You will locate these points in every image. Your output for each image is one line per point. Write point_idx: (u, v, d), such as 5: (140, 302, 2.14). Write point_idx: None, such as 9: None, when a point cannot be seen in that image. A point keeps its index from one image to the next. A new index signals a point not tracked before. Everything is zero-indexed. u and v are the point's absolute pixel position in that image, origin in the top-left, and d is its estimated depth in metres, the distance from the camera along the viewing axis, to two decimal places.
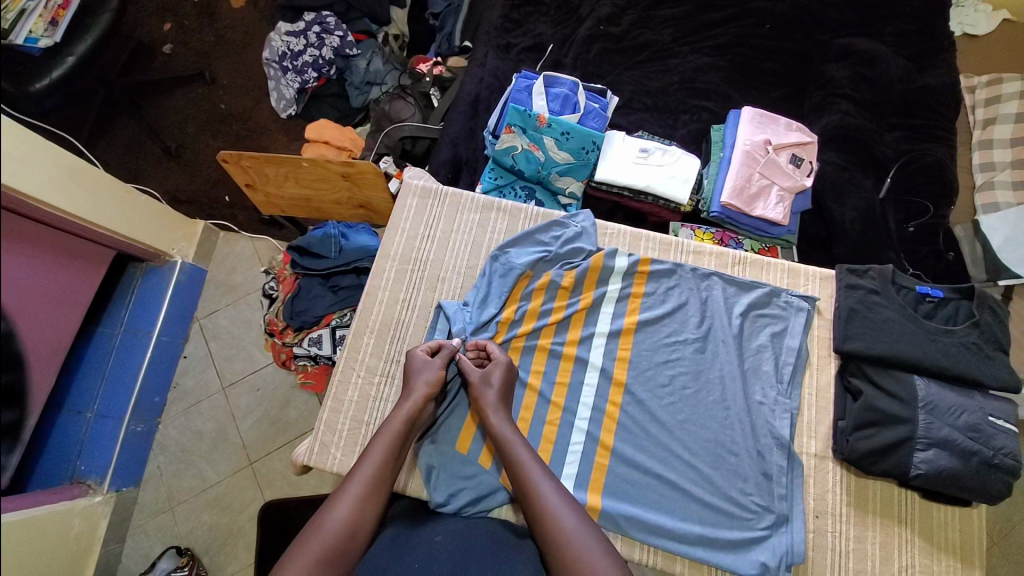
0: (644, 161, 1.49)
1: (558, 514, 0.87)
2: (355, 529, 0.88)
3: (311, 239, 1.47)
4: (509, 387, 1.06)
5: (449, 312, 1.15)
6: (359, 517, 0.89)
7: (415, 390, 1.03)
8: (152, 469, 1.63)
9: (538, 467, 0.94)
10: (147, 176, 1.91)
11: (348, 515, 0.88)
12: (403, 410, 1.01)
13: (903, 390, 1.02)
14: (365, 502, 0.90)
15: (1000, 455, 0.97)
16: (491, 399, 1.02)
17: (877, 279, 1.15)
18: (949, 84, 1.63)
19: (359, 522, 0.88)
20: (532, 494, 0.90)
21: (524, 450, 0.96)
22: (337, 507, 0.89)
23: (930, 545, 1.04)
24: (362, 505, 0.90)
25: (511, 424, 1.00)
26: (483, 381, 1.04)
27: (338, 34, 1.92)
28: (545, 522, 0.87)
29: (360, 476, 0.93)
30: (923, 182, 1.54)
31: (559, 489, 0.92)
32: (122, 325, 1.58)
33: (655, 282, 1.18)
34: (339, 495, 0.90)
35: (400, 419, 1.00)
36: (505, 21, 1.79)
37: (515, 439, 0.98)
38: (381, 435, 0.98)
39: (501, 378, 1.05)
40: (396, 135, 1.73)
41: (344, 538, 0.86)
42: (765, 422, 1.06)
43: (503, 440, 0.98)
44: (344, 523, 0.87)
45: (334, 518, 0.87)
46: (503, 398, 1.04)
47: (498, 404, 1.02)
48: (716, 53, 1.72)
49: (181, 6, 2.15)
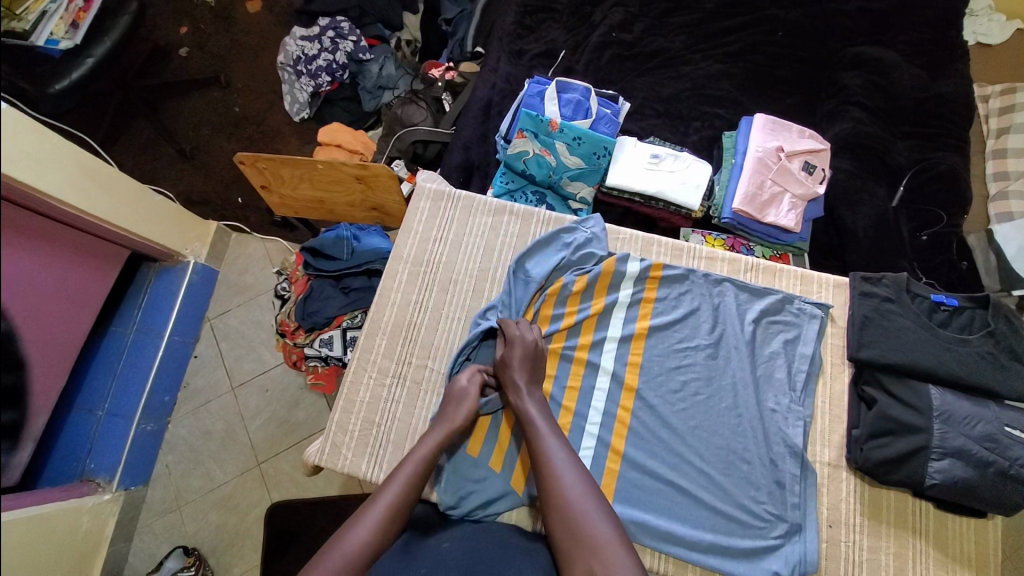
0: (655, 167, 1.49)
1: (580, 501, 0.87)
2: (375, 550, 0.86)
3: (324, 240, 1.49)
4: (534, 360, 1.06)
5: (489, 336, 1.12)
6: (379, 539, 0.87)
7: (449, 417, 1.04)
8: (161, 469, 1.64)
9: (553, 440, 0.95)
10: (161, 177, 1.94)
11: (367, 540, 0.86)
12: (434, 434, 1.01)
13: (916, 399, 1.01)
14: (388, 523, 0.89)
15: (1017, 467, 0.96)
16: (516, 372, 1.04)
17: (891, 287, 1.13)
18: (963, 93, 1.63)
19: (380, 542, 0.87)
20: (546, 466, 0.92)
21: (544, 424, 0.97)
22: (359, 525, 0.88)
23: (944, 557, 1.03)
24: (384, 528, 0.89)
25: (534, 400, 1.01)
26: (501, 365, 1.05)
27: (352, 40, 1.98)
28: (569, 517, 0.86)
29: (386, 496, 0.92)
30: (936, 191, 1.54)
31: (576, 464, 0.93)
32: (134, 325, 1.61)
33: (667, 288, 1.17)
34: (363, 512, 0.89)
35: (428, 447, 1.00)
36: (518, 27, 1.81)
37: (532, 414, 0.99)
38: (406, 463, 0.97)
39: (521, 356, 1.05)
40: (408, 140, 1.76)
41: (364, 558, 0.85)
42: (778, 430, 1.05)
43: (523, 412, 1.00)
44: (365, 543, 0.86)
45: (352, 539, 0.86)
46: (527, 373, 1.04)
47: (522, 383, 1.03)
48: (727, 60, 1.73)
49: (198, 11, 2.19)
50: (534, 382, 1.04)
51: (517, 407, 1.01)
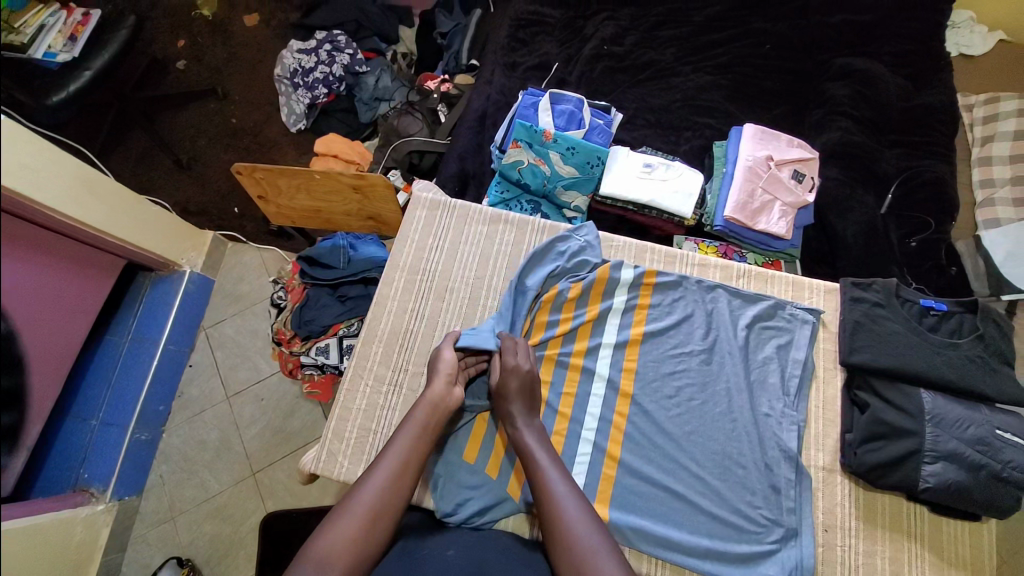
0: (648, 176, 1.52)
1: (585, 534, 0.85)
2: (385, 506, 0.88)
3: (321, 249, 1.49)
4: (531, 389, 1.04)
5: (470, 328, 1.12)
6: (391, 493, 0.90)
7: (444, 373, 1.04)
8: (154, 479, 1.63)
9: (554, 472, 0.94)
10: (157, 187, 1.95)
11: (375, 497, 0.88)
12: (435, 386, 1.02)
13: (908, 402, 1.02)
14: (398, 480, 0.91)
15: (1008, 469, 0.97)
16: (513, 402, 1.02)
17: (881, 292, 1.14)
18: (947, 103, 1.67)
19: (392, 496, 0.90)
20: (549, 500, 0.90)
21: (544, 456, 0.96)
22: (369, 482, 0.90)
23: (939, 560, 1.03)
24: (395, 483, 0.91)
25: (532, 432, 1.00)
26: (497, 396, 1.04)
27: (349, 53, 2.03)
28: (573, 550, 0.84)
29: (394, 453, 0.94)
30: (923, 197, 1.56)
31: (579, 496, 0.91)
32: (129, 333, 1.61)
33: (660, 294, 1.18)
34: (373, 469, 0.92)
35: (427, 404, 1.00)
36: (511, 40, 1.85)
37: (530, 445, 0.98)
38: (407, 423, 0.99)
39: (519, 385, 1.03)
40: (404, 150, 1.79)
41: (376, 513, 0.87)
42: (772, 434, 1.05)
43: (522, 443, 0.98)
44: (376, 500, 0.88)
45: (363, 496, 0.88)
46: (524, 403, 1.03)
47: (520, 413, 1.02)
48: (717, 71, 1.77)
49: (196, 25, 2.22)
50: (531, 414, 1.03)
51: (514, 438, 1.00)
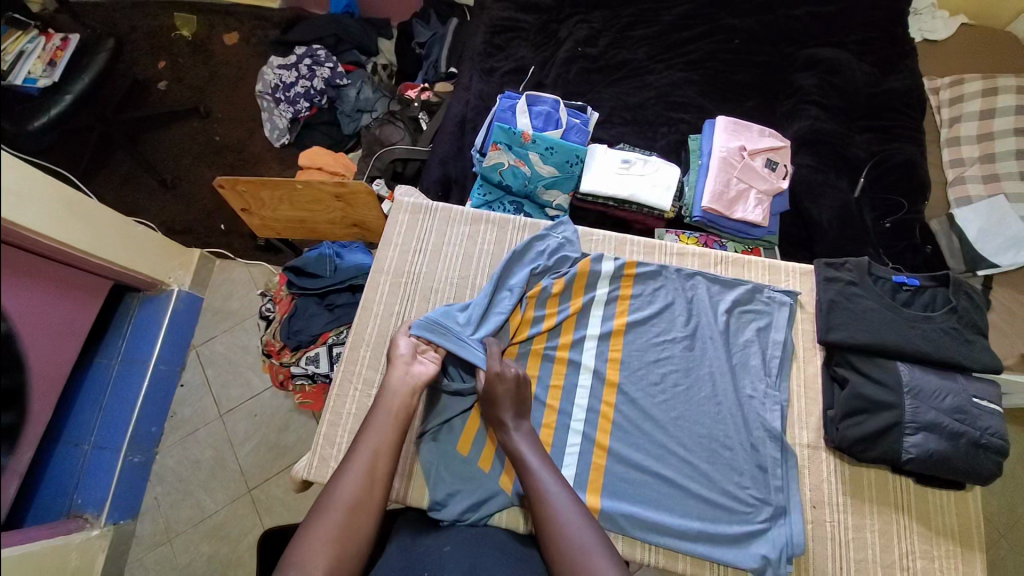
0: (626, 171, 1.55)
1: (579, 532, 0.85)
2: (362, 501, 0.88)
3: (306, 260, 1.50)
4: (521, 389, 1.04)
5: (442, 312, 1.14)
6: (367, 487, 0.89)
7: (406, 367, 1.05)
8: (150, 501, 1.62)
9: (544, 472, 0.94)
10: (143, 209, 1.95)
11: (351, 493, 0.88)
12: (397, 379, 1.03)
13: (886, 376, 1.04)
14: (372, 473, 0.91)
15: (986, 435, 0.99)
16: (503, 406, 1.02)
17: (854, 271, 1.17)
18: (913, 87, 1.72)
19: (368, 491, 0.89)
20: (541, 501, 0.90)
21: (534, 457, 0.97)
22: (344, 481, 0.89)
23: (928, 530, 1.05)
24: (369, 477, 0.90)
25: (522, 433, 1.00)
26: (489, 400, 1.03)
27: (329, 66, 2.06)
28: (567, 548, 0.84)
29: (366, 449, 0.93)
30: (895, 180, 1.60)
31: (572, 497, 0.92)
32: (119, 355, 1.61)
33: (641, 284, 1.20)
34: (347, 467, 0.91)
35: (391, 396, 1.01)
36: (488, 46, 1.88)
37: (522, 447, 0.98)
38: (376, 414, 0.99)
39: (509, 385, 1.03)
40: (387, 159, 1.81)
41: (353, 509, 0.87)
42: (757, 415, 1.07)
43: (512, 445, 0.99)
44: (352, 496, 0.88)
45: (340, 494, 0.88)
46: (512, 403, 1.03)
47: (509, 414, 1.01)
48: (689, 67, 1.81)
49: (176, 46, 2.25)
50: (521, 415, 1.03)
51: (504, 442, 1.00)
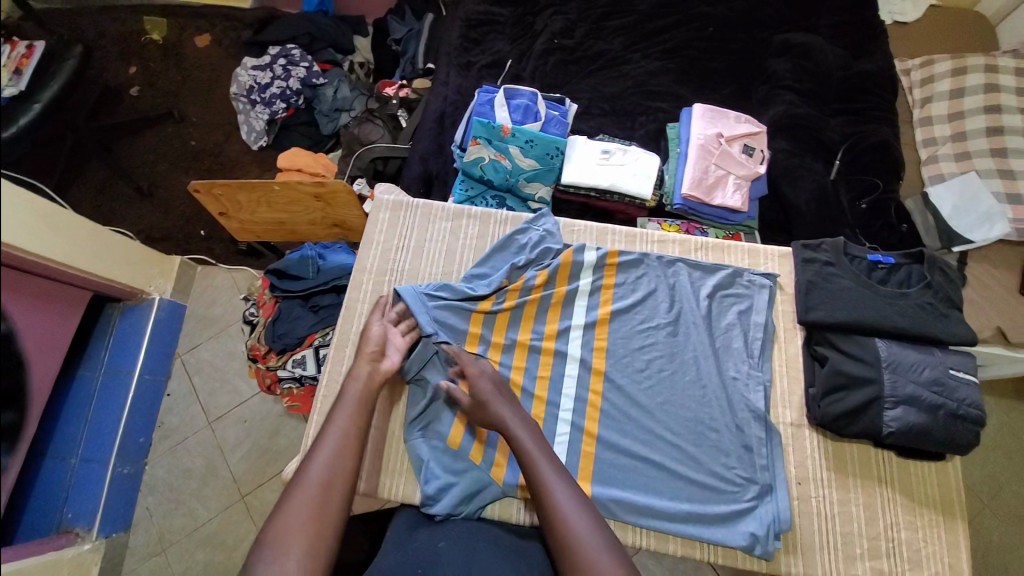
0: (606, 162, 1.56)
1: (586, 535, 0.82)
2: (334, 477, 0.87)
3: (288, 261, 1.50)
4: (502, 386, 1.06)
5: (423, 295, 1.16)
6: (338, 462, 0.89)
7: (370, 350, 1.08)
8: (141, 512, 1.60)
9: (549, 467, 0.91)
10: (120, 217, 1.92)
11: (322, 469, 0.87)
12: (361, 366, 1.05)
13: (865, 353, 1.06)
14: (343, 450, 0.91)
15: (964, 406, 1.02)
16: (496, 402, 1.02)
17: (831, 251, 1.19)
18: (885, 68, 1.75)
19: (340, 466, 0.89)
20: (544, 495, 0.87)
21: (533, 447, 0.94)
22: (315, 459, 0.89)
23: (911, 502, 1.07)
24: (340, 452, 0.90)
25: (520, 425, 0.98)
26: (478, 404, 1.02)
27: (304, 65, 2.03)
28: (571, 549, 0.81)
29: (335, 428, 0.94)
30: (869, 161, 1.63)
31: (576, 492, 0.88)
32: (102, 367, 1.57)
33: (624, 273, 1.21)
34: (318, 446, 0.91)
35: (358, 382, 1.02)
36: (464, 40, 1.87)
37: (524, 440, 0.95)
38: (345, 397, 1.00)
39: (490, 385, 1.05)
40: (367, 157, 1.80)
41: (327, 485, 0.86)
42: (741, 396, 1.09)
43: (512, 435, 0.96)
44: (323, 474, 0.87)
45: (311, 473, 0.87)
46: (502, 398, 1.03)
47: (506, 409, 1.01)
48: (665, 56, 1.82)
49: (147, 51, 2.20)
50: (518, 410, 1.02)
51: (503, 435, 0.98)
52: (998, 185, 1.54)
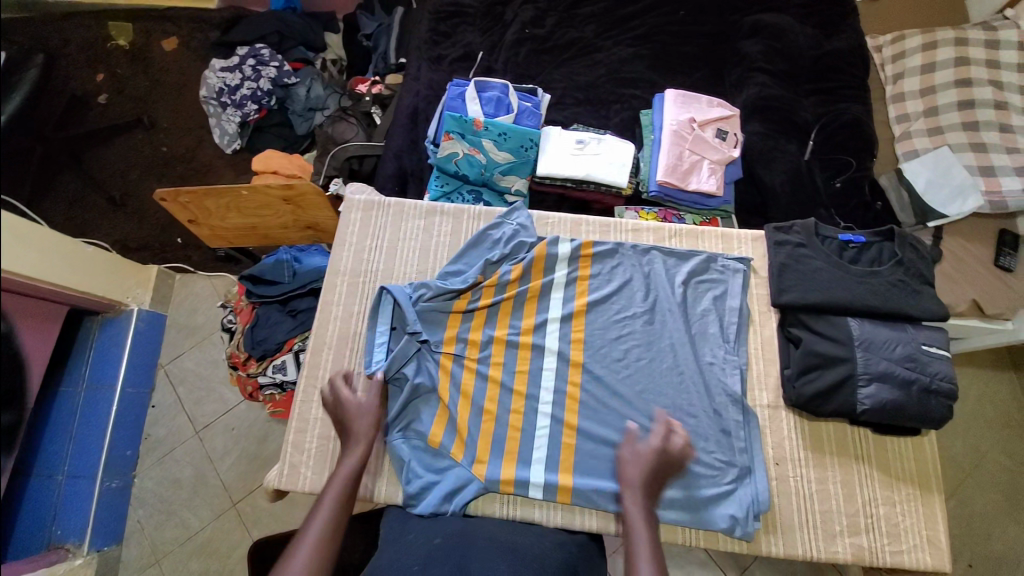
0: (581, 152, 1.55)
1: None
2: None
3: (263, 266, 1.48)
4: (662, 469, 0.97)
5: (395, 295, 1.14)
6: (319, 560, 0.82)
7: (360, 431, 1.02)
8: (133, 525, 1.59)
9: (648, 558, 0.83)
10: (95, 228, 1.88)
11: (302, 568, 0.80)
12: (351, 453, 0.99)
13: (838, 333, 1.07)
14: (324, 546, 0.84)
15: (937, 381, 1.03)
16: (637, 476, 0.95)
17: (802, 233, 1.19)
18: (856, 46, 1.75)
19: (320, 563, 0.82)
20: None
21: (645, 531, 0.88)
22: (295, 555, 0.82)
23: (888, 477, 1.09)
24: (321, 547, 0.84)
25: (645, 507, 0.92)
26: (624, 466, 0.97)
27: (274, 65, 1.99)
28: None
29: (318, 521, 0.87)
30: (843, 140, 1.64)
31: None
32: (84, 381, 1.53)
33: (599, 264, 1.21)
34: (299, 542, 0.84)
35: (350, 465, 0.97)
36: (434, 34, 1.84)
37: (631, 476, 0.95)
38: (331, 487, 0.94)
39: (649, 458, 0.97)
40: (343, 156, 1.77)
41: None
42: (717, 380, 1.10)
43: (631, 513, 0.91)
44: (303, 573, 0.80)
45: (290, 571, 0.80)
46: (648, 478, 0.95)
47: (643, 490, 0.94)
48: (637, 42, 1.81)
49: (114, 56, 2.15)
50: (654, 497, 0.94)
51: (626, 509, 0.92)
52: (970, 158, 1.55)
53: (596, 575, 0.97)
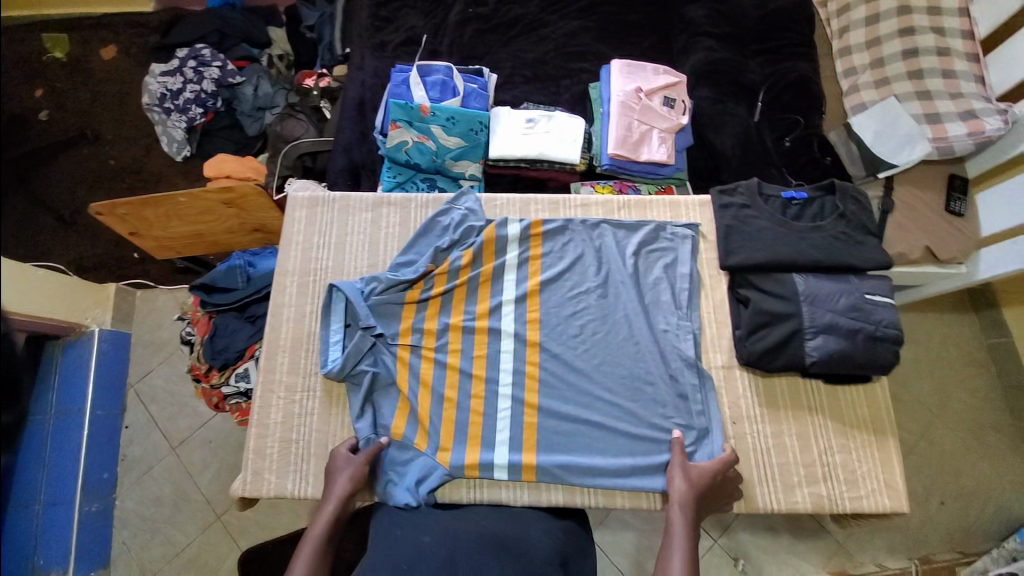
0: (531, 130, 1.53)
1: None
2: None
3: (215, 274, 1.44)
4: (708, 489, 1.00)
5: (345, 292, 1.12)
6: None
7: (336, 489, 0.99)
8: (118, 547, 1.57)
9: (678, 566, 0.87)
10: (46, 250, 1.81)
11: None
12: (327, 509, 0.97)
13: (784, 289, 1.09)
14: None
15: (881, 328, 1.05)
16: (684, 488, 0.98)
17: (745, 194, 1.20)
18: (800, 2, 1.74)
19: None
20: None
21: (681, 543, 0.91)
22: None
23: (843, 426, 1.11)
24: None
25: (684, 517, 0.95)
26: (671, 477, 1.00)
27: (217, 65, 1.92)
28: None
29: None
30: (790, 100, 1.64)
31: None
32: (52, 409, 1.51)
33: (550, 242, 1.20)
34: None
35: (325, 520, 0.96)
36: (375, 20, 1.79)
37: (677, 487, 0.98)
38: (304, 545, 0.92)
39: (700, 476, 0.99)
40: (294, 154, 1.72)
41: None
42: (672, 347, 1.11)
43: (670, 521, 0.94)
44: None
45: None
46: (693, 496, 0.97)
47: (687, 504, 0.96)
48: (583, 14, 1.78)
49: (49, 70, 2.05)
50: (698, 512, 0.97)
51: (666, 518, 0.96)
52: (916, 107, 1.56)
53: (586, 555, 0.99)
